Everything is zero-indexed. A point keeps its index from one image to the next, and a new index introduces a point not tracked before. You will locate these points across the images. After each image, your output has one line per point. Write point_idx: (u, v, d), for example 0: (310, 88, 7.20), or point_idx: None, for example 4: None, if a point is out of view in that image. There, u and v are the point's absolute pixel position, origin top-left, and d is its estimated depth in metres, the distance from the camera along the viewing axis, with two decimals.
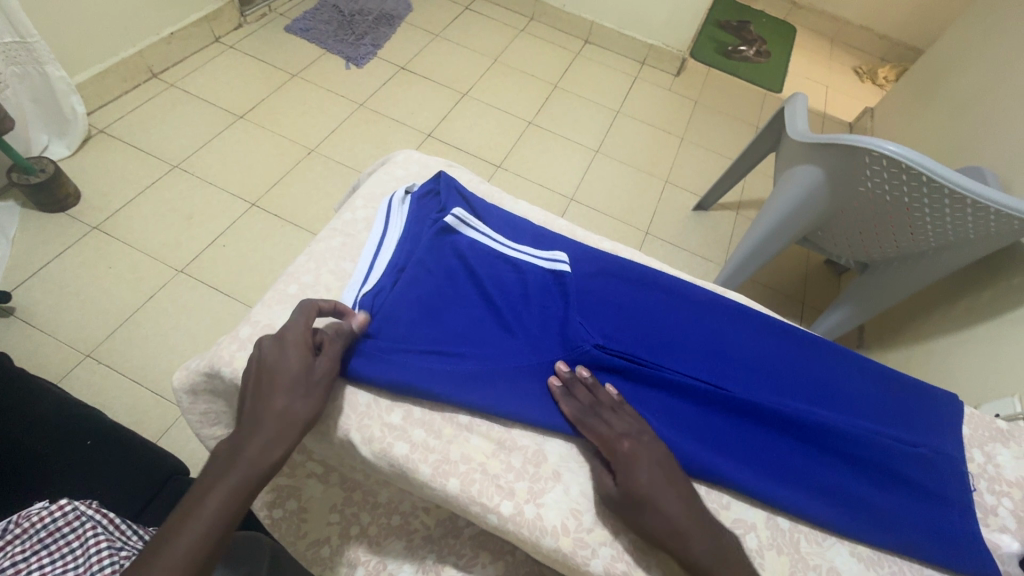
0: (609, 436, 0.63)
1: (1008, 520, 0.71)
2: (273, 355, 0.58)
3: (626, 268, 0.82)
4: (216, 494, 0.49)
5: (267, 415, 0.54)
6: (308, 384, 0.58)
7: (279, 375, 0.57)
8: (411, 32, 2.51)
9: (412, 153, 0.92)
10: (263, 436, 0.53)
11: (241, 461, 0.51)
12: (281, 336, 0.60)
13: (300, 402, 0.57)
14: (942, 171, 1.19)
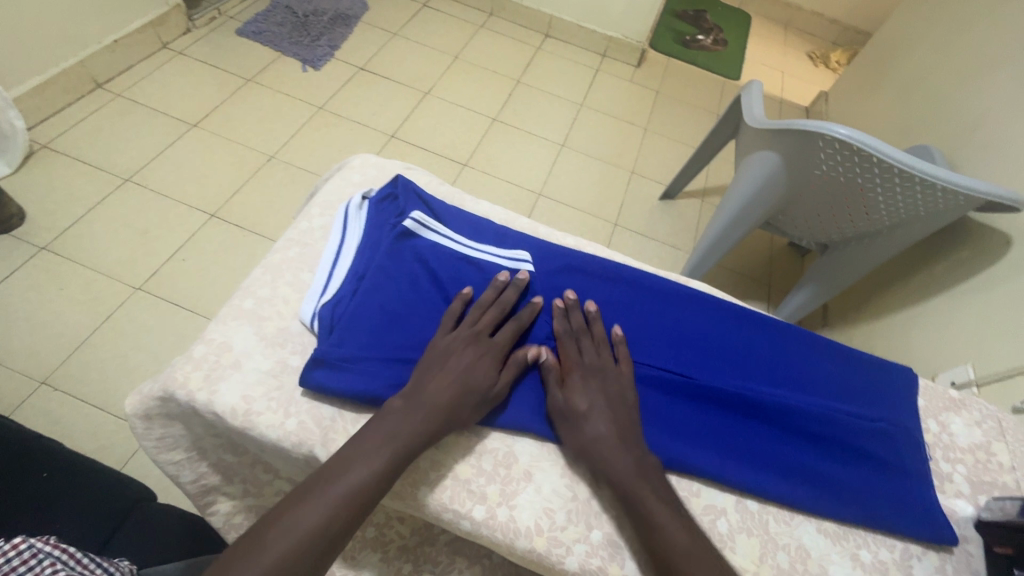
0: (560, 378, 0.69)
1: (963, 485, 0.74)
2: (462, 352, 0.66)
3: (591, 263, 0.82)
4: (354, 474, 0.54)
5: (422, 408, 0.60)
6: (475, 391, 0.64)
7: (450, 371, 0.64)
8: (369, 31, 2.47)
9: (368, 157, 0.90)
10: (410, 428, 0.58)
11: (389, 446, 0.56)
12: (478, 336, 0.68)
13: (454, 404, 0.62)
14: (891, 152, 1.23)
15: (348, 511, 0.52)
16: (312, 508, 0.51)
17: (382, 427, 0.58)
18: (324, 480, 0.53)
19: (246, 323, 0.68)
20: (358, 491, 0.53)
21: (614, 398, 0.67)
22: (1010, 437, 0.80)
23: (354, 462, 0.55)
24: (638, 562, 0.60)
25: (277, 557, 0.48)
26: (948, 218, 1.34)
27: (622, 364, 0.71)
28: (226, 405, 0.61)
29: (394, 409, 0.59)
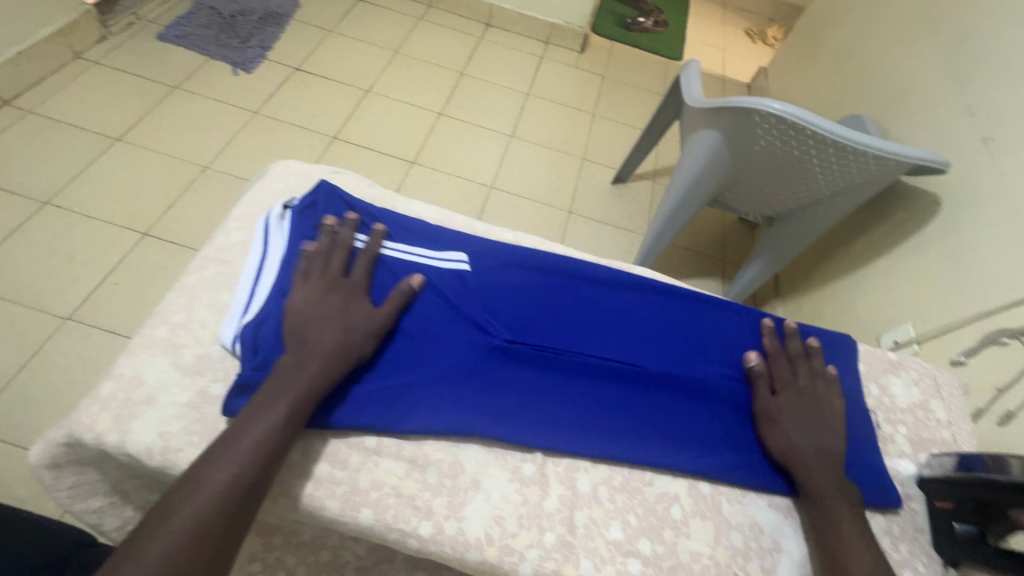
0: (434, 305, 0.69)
1: (904, 445, 0.77)
2: (326, 299, 0.65)
3: (531, 256, 0.80)
4: (253, 431, 0.54)
5: (312, 356, 0.60)
6: (359, 328, 0.65)
7: (327, 316, 0.64)
8: (302, 30, 2.36)
9: (290, 163, 0.85)
10: (303, 378, 0.58)
11: (284, 399, 0.57)
12: (334, 282, 0.67)
13: (343, 343, 0.63)
14: (824, 124, 1.26)
15: (253, 469, 0.52)
16: (212, 473, 0.50)
17: (274, 387, 0.58)
18: (221, 448, 0.52)
19: (160, 353, 0.63)
20: (260, 447, 0.53)
21: (823, 410, 0.71)
22: (945, 393, 0.83)
23: (251, 422, 0.54)
24: (593, 559, 0.59)
25: (189, 520, 0.47)
26: (881, 184, 1.38)
27: (832, 389, 0.73)
28: (140, 445, 0.56)
29: (284, 366, 0.59)
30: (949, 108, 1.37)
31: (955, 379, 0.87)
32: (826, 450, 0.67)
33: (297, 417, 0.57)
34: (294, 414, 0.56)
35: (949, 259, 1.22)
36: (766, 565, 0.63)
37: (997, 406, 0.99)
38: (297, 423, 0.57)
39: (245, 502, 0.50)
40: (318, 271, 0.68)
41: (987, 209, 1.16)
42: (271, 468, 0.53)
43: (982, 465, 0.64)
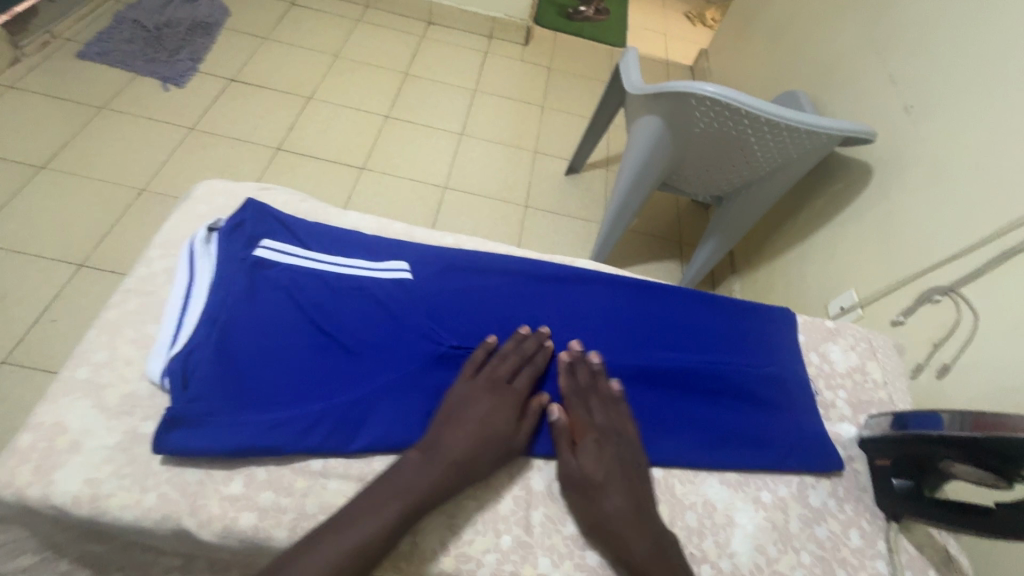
0: (504, 376, 0.67)
1: (845, 409, 0.80)
2: (480, 400, 0.64)
3: (473, 258, 0.80)
4: (363, 525, 0.53)
5: (439, 460, 0.59)
6: (494, 442, 0.62)
7: (472, 422, 0.63)
8: (234, 39, 2.26)
9: (214, 183, 0.82)
10: (428, 481, 0.57)
11: (400, 498, 0.55)
12: (495, 384, 0.67)
13: (474, 456, 0.61)
14: (754, 103, 1.30)
15: (354, 563, 0.51)
16: (315, 556, 0.50)
17: (391, 480, 0.57)
18: (330, 528, 0.53)
19: (83, 397, 0.59)
20: (367, 542, 0.52)
21: (613, 457, 0.64)
22: (880, 354, 0.87)
23: (364, 513, 0.54)
24: (552, 556, 0.60)
25: None
26: (817, 157, 1.42)
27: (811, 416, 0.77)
28: (66, 495, 0.54)
29: (408, 464, 0.58)
30: (871, 78, 1.42)
31: (889, 340, 0.91)
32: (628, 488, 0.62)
33: (410, 518, 0.55)
34: (407, 516, 0.55)
35: (881, 224, 1.27)
36: (721, 541, 0.65)
37: (934, 359, 1.04)
38: (406, 526, 0.55)
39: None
40: (481, 371, 0.68)
41: (911, 174, 1.21)
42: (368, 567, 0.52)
43: (916, 422, 0.67)
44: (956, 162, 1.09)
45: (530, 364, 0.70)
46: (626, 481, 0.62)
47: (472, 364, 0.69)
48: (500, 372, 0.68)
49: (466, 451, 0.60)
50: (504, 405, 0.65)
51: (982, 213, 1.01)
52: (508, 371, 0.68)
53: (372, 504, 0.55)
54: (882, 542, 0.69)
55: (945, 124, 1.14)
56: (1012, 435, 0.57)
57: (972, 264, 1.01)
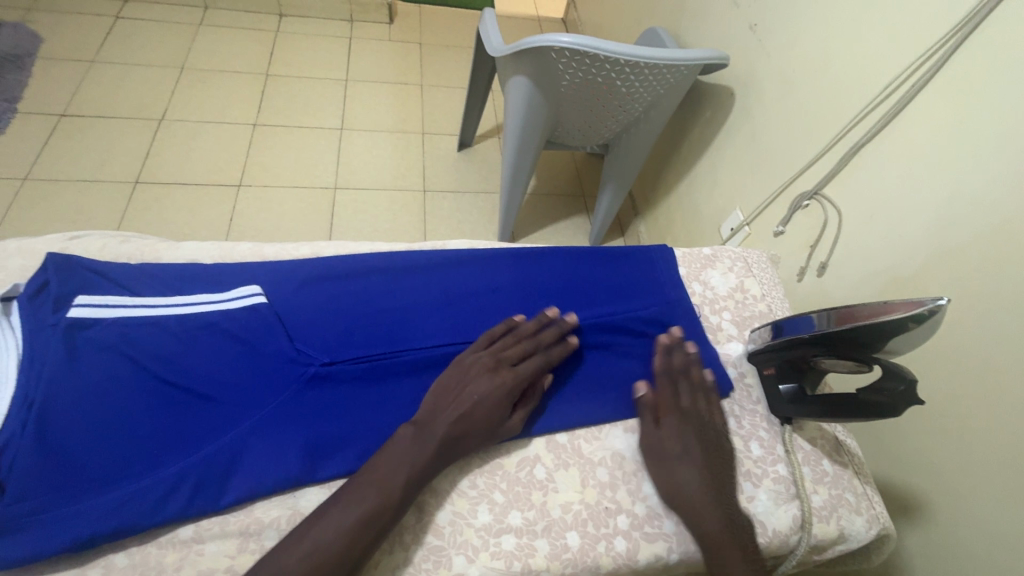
0: (503, 363, 0.66)
1: (730, 330, 0.84)
2: (480, 377, 0.64)
3: (334, 265, 0.75)
4: (363, 502, 0.53)
5: (436, 435, 0.59)
6: (484, 426, 0.62)
7: (471, 402, 0.62)
8: (53, 67, 1.91)
9: (5, 244, 0.72)
10: (422, 455, 0.57)
11: (402, 471, 0.56)
12: (502, 366, 0.66)
13: (461, 438, 0.60)
14: (613, 47, 1.23)
15: (365, 535, 0.52)
16: (321, 534, 0.51)
17: (387, 457, 0.57)
18: (333, 508, 0.53)
19: None
20: (372, 516, 0.53)
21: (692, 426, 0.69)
22: (756, 269, 0.91)
23: (365, 488, 0.54)
24: (466, 553, 0.58)
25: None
26: (683, 89, 1.42)
27: (813, 441, 0.74)
28: None
29: (402, 440, 0.59)
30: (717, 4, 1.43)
31: (763, 253, 0.96)
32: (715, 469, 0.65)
33: (410, 491, 0.56)
34: (408, 488, 0.55)
35: (748, 144, 1.32)
36: (633, 488, 0.65)
37: (813, 260, 1.09)
38: (408, 498, 0.55)
39: (353, 563, 0.51)
40: (495, 349, 0.67)
41: (764, 92, 1.25)
42: (378, 540, 0.53)
43: (789, 326, 0.70)
44: (801, 73, 1.12)
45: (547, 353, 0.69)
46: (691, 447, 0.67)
47: (478, 345, 0.68)
48: (502, 359, 0.66)
49: (459, 429, 0.60)
50: (492, 394, 0.63)
51: (827, 118, 1.06)
52: (521, 356, 0.67)
53: (367, 475, 0.56)
54: (780, 446, 0.73)
55: (785, 38, 1.17)
56: (868, 321, 0.60)
57: (828, 166, 1.06)
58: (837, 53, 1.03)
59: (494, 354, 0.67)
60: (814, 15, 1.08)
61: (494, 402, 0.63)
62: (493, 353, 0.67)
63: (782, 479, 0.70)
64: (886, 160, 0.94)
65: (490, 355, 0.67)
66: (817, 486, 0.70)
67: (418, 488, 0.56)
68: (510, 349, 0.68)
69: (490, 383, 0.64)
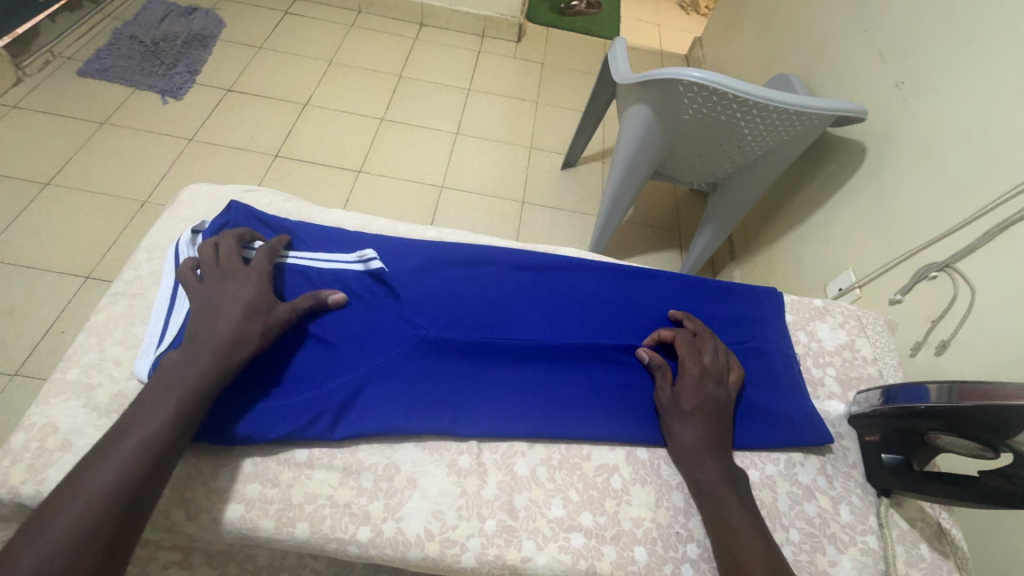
0: (231, 269, 0.65)
1: (833, 386, 0.80)
2: (222, 286, 0.63)
3: (453, 250, 0.81)
4: (132, 439, 0.51)
5: (204, 346, 0.58)
6: (255, 310, 0.62)
7: (225, 303, 0.62)
8: (229, 49, 2.20)
9: (198, 188, 0.86)
10: (190, 376, 0.56)
11: (172, 395, 0.54)
12: (227, 270, 0.65)
13: (241, 329, 0.60)
14: (746, 87, 1.22)
15: (140, 471, 0.50)
16: (85, 485, 0.48)
17: (161, 382, 0.56)
18: (96, 457, 0.50)
19: (73, 397, 0.62)
20: (144, 452, 0.51)
21: (719, 400, 0.68)
22: (870, 330, 0.86)
23: (124, 434, 0.52)
24: (536, 539, 0.60)
25: (71, 518, 0.46)
26: (810, 138, 1.37)
27: (913, 522, 0.69)
28: None
29: (169, 364, 0.57)
30: (861, 56, 1.38)
31: (879, 316, 0.91)
32: (718, 433, 0.67)
33: (188, 411, 0.55)
34: (186, 410, 0.54)
35: (874, 203, 1.25)
36: None
37: (932, 336, 1.01)
38: (189, 418, 0.55)
39: (141, 490, 0.49)
40: (234, 260, 0.67)
41: (902, 152, 1.18)
42: (164, 463, 0.52)
43: (903, 394, 0.66)
44: (951, 136, 1.05)
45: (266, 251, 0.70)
46: (716, 418, 0.67)
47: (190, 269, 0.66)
48: (229, 268, 0.65)
49: (235, 323, 0.60)
50: (237, 292, 0.63)
51: (973, 189, 0.99)
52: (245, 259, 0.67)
53: (138, 407, 0.54)
54: (873, 517, 0.68)
55: (935, 98, 1.11)
56: (994, 401, 0.56)
57: (967, 239, 0.98)
58: (998, 120, 0.96)
59: (218, 265, 0.66)
60: (974, 78, 1.02)
61: (242, 296, 0.63)
62: (215, 268, 0.65)
63: (871, 551, 0.66)
64: None
65: (212, 271, 0.65)
66: (910, 570, 0.65)
67: (201, 405, 0.56)
68: (227, 257, 0.67)
69: (230, 285, 0.63)
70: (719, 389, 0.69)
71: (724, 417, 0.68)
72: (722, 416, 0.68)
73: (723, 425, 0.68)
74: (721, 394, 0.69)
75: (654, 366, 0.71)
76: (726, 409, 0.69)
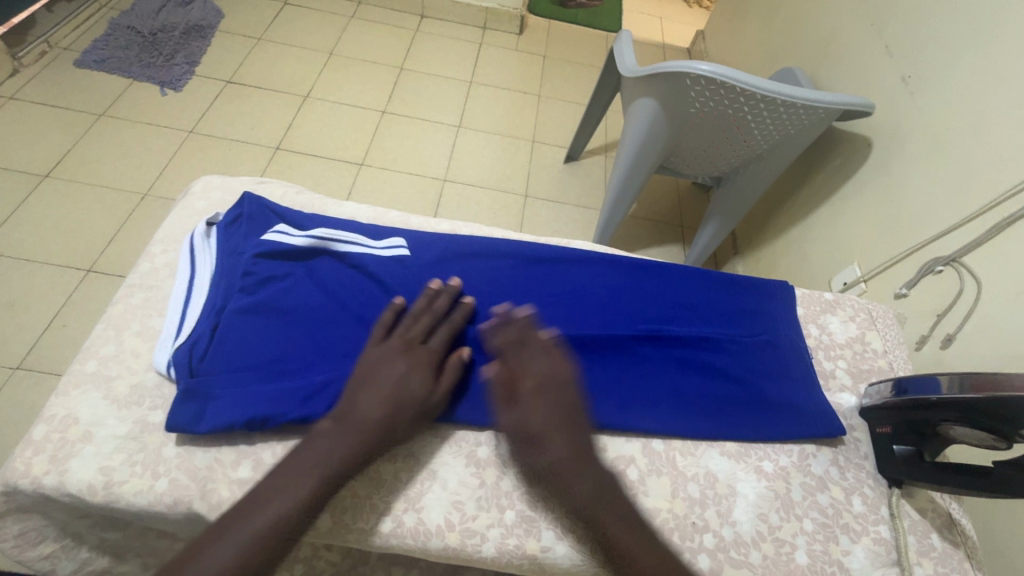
0: (408, 343, 0.65)
1: (844, 379, 0.81)
2: (393, 362, 0.63)
3: (468, 242, 0.80)
4: (281, 498, 0.53)
5: (350, 429, 0.58)
6: (412, 403, 0.61)
7: (385, 385, 0.61)
8: (230, 40, 2.18)
9: (211, 179, 0.86)
10: (329, 454, 0.56)
11: (313, 471, 0.55)
12: (410, 347, 0.65)
13: (387, 420, 0.59)
14: (754, 81, 1.22)
15: (293, 518, 0.52)
16: (251, 518, 0.51)
17: (305, 455, 0.56)
18: (256, 498, 0.53)
19: (92, 389, 0.62)
20: (291, 508, 0.53)
21: None
22: (880, 324, 0.87)
23: (278, 488, 0.54)
24: (555, 529, 0.61)
25: (240, 543, 0.50)
26: (817, 132, 1.37)
27: (924, 514, 0.70)
28: (81, 483, 0.55)
29: (317, 439, 0.57)
30: (868, 49, 1.38)
31: (888, 309, 0.92)
32: None
33: (323, 490, 0.55)
34: (321, 484, 0.55)
35: (880, 196, 1.25)
36: (722, 510, 0.66)
37: (938, 330, 1.02)
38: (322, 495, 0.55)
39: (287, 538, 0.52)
40: (402, 336, 0.66)
41: (910, 145, 1.18)
42: (304, 521, 0.53)
43: (914, 386, 0.67)
44: (957, 130, 1.06)
45: (449, 323, 0.69)
46: None
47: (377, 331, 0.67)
48: (401, 344, 0.65)
49: (387, 411, 0.59)
50: (407, 378, 0.62)
51: (982, 183, 0.99)
52: (426, 333, 0.67)
53: (274, 472, 0.55)
54: (885, 508, 0.69)
55: (942, 92, 1.11)
56: (1011, 394, 0.57)
57: (973, 234, 0.98)
58: (1007, 113, 0.96)
59: (389, 343, 0.65)
60: (982, 72, 1.02)
61: (405, 385, 0.62)
62: (392, 339, 0.66)
63: (883, 541, 0.66)
64: None
65: (395, 341, 0.65)
66: (921, 559, 0.66)
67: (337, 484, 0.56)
68: (410, 326, 0.67)
69: (400, 366, 0.63)
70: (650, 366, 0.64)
71: None
72: None
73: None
74: None
75: None
76: None
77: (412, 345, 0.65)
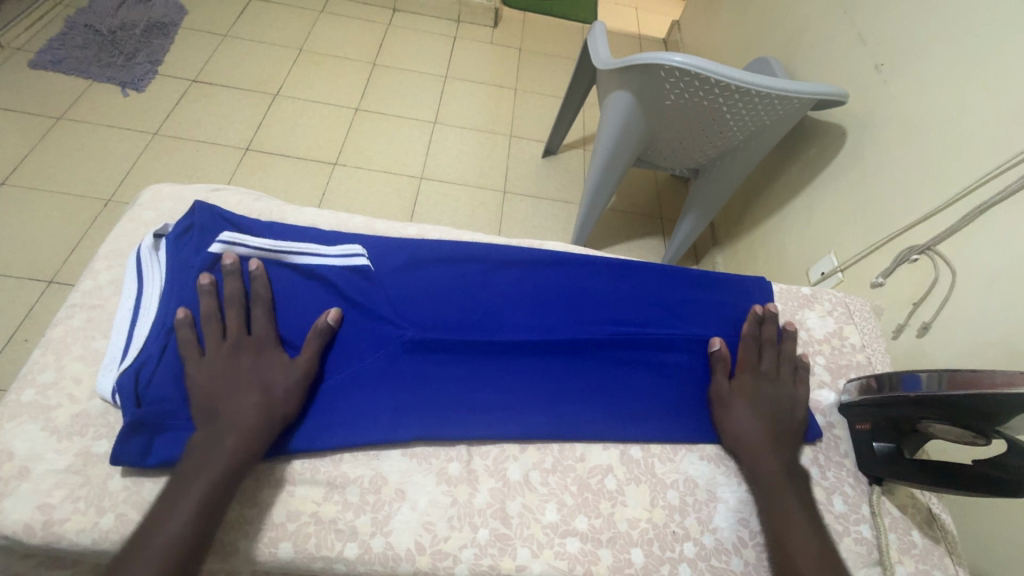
0: (230, 341, 0.62)
1: (823, 375, 0.80)
2: (229, 363, 0.60)
3: (435, 246, 0.77)
4: (178, 513, 0.51)
5: (231, 426, 0.56)
6: (277, 385, 0.60)
7: (234, 382, 0.59)
8: (193, 37, 2.10)
9: (161, 188, 0.81)
10: (220, 457, 0.55)
11: (207, 477, 0.53)
12: (234, 344, 0.62)
13: (263, 408, 0.58)
14: (729, 72, 1.20)
15: (198, 526, 0.51)
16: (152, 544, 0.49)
17: (192, 468, 0.54)
18: (151, 524, 0.51)
19: (29, 420, 0.58)
20: (192, 520, 0.51)
21: (782, 398, 0.70)
22: (857, 317, 0.86)
23: (172, 508, 0.52)
24: (530, 547, 0.59)
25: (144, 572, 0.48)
26: (792, 122, 1.36)
27: (905, 509, 0.69)
28: (18, 523, 0.52)
29: (194, 450, 0.55)
30: (840, 38, 1.37)
31: (865, 302, 0.91)
32: (791, 431, 0.67)
33: (224, 489, 0.54)
34: (225, 484, 0.54)
35: (856, 186, 1.25)
36: (703, 517, 0.64)
37: (915, 318, 1.02)
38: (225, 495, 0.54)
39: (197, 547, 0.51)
40: (226, 335, 0.62)
41: (883, 134, 1.18)
42: (211, 524, 0.52)
43: (893, 382, 0.66)
44: (931, 118, 1.05)
45: (263, 304, 0.66)
46: (778, 413, 0.68)
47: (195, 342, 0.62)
48: (229, 343, 0.62)
49: (256, 401, 0.58)
50: (251, 371, 0.61)
51: (955, 171, 0.98)
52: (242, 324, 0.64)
53: (160, 499, 0.52)
54: (866, 506, 0.69)
55: (915, 80, 1.10)
56: (988, 390, 0.55)
57: (947, 222, 0.98)
58: (979, 100, 0.95)
59: (221, 344, 0.62)
60: (954, 59, 1.01)
61: (256, 377, 0.60)
62: (211, 344, 0.62)
63: (864, 541, 0.66)
64: (1019, 222, 0.86)
65: (216, 345, 0.62)
66: (903, 557, 0.65)
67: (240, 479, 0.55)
68: (227, 323, 0.63)
69: (238, 360, 0.61)
70: (788, 391, 0.70)
71: (790, 414, 0.69)
72: (791, 412, 0.69)
73: (783, 423, 0.68)
74: (788, 393, 0.70)
75: (716, 359, 0.73)
76: (794, 404, 0.70)
77: (237, 342, 0.62)
